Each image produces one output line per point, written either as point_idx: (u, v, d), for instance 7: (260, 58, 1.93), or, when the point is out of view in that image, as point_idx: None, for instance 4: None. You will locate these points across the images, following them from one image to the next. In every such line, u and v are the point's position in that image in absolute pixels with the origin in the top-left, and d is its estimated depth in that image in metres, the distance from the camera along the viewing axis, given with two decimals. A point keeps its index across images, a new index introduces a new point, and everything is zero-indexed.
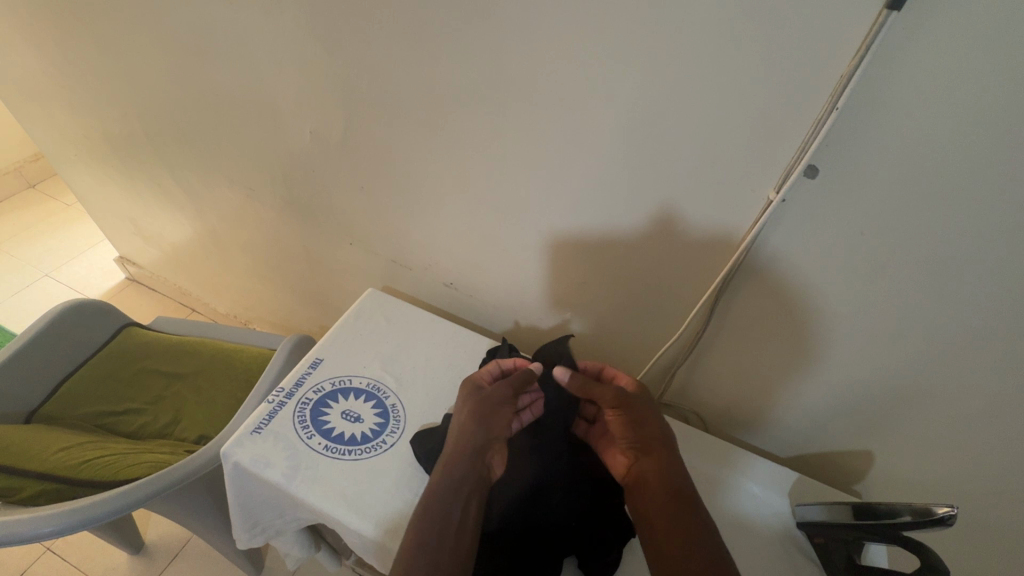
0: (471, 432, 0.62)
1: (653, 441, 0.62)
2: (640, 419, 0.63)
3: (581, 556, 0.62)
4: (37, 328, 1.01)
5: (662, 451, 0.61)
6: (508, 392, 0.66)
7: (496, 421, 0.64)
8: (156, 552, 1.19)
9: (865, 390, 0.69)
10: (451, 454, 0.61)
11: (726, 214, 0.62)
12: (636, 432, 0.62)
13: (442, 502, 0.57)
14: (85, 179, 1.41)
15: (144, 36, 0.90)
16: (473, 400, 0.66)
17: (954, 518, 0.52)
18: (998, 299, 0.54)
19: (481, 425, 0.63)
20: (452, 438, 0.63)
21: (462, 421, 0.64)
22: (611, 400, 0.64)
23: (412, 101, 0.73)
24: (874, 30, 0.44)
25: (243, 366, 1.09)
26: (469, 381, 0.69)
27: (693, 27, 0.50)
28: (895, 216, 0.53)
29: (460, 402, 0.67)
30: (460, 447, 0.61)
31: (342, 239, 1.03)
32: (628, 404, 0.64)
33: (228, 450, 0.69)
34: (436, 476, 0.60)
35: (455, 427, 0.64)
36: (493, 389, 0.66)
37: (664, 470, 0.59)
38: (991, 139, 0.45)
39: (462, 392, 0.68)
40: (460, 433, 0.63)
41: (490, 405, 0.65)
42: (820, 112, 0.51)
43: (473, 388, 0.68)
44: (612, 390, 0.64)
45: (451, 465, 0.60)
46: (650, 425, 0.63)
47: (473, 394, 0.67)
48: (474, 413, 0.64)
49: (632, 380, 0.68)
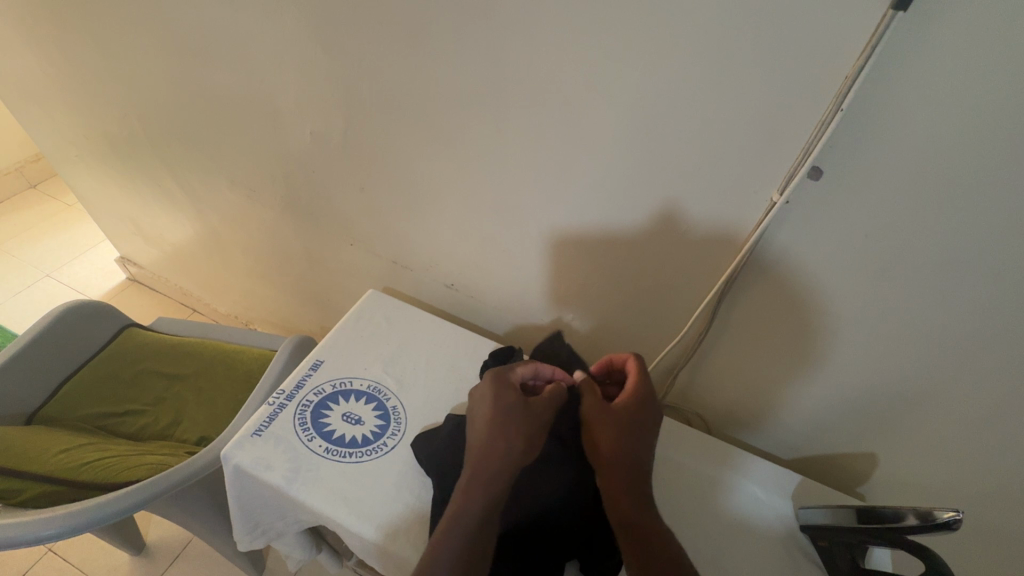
0: (519, 453, 0.59)
1: (612, 454, 0.60)
2: (606, 432, 0.61)
3: (582, 557, 0.63)
4: (36, 329, 1.01)
5: (628, 467, 0.59)
6: (552, 415, 0.63)
7: (540, 443, 0.62)
8: (157, 553, 1.19)
9: (867, 391, 0.69)
10: (494, 473, 0.57)
11: (727, 215, 0.62)
12: (599, 445, 0.61)
13: (475, 522, 0.55)
14: (86, 180, 1.41)
15: (144, 37, 0.90)
16: (522, 414, 0.61)
17: (958, 523, 0.52)
18: (1002, 302, 0.53)
19: (530, 446, 0.60)
20: (496, 453, 0.58)
21: (514, 439, 0.59)
22: (586, 410, 0.64)
23: (412, 103, 0.72)
24: (879, 31, 0.44)
25: (244, 366, 1.09)
26: (509, 386, 0.64)
27: (695, 27, 0.50)
28: (898, 218, 0.53)
29: (498, 408, 0.62)
30: (505, 467, 0.58)
31: (343, 239, 1.03)
32: (602, 414, 0.62)
33: (228, 452, 0.69)
34: (474, 492, 0.56)
35: (498, 440, 0.59)
36: (541, 407, 0.63)
37: (624, 487, 0.58)
38: (994, 140, 0.45)
39: (505, 397, 0.62)
40: (506, 450, 0.59)
41: (538, 426, 0.62)
42: (825, 113, 0.50)
43: (518, 398, 0.62)
44: (590, 397, 0.64)
45: (494, 485, 0.57)
46: (619, 437, 0.61)
47: (522, 406, 0.62)
48: (526, 432, 0.60)
49: (636, 386, 0.64)
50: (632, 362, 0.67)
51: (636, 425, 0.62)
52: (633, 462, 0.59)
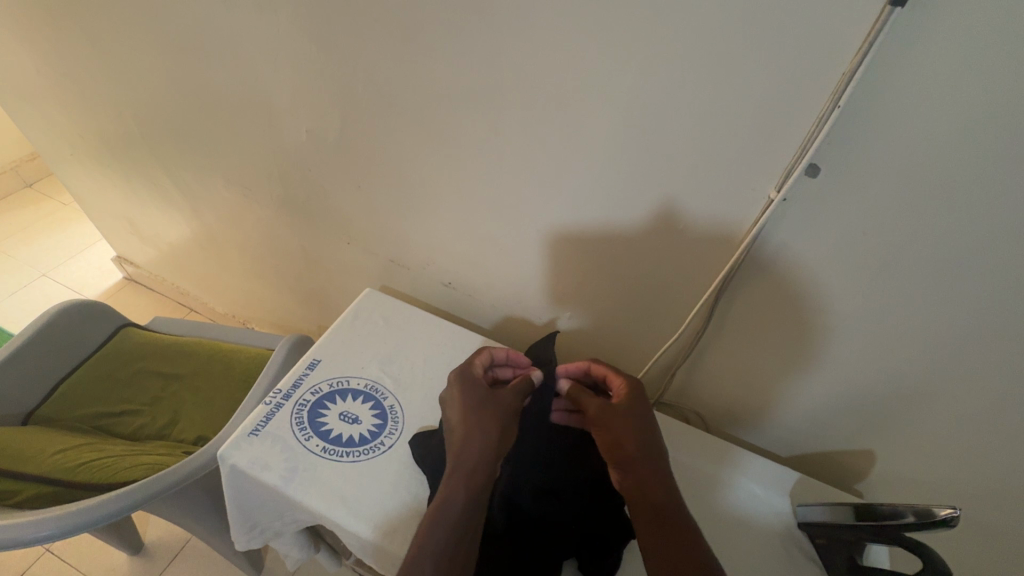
0: (494, 436, 0.61)
1: (634, 449, 0.61)
2: (622, 427, 0.62)
3: (580, 555, 0.62)
4: (32, 329, 1.01)
5: (651, 457, 0.60)
6: (518, 399, 0.67)
7: (512, 426, 0.64)
8: (156, 553, 1.19)
9: (865, 390, 0.69)
10: (475, 460, 0.59)
11: (725, 213, 0.61)
12: (621, 445, 0.61)
13: (459, 510, 0.56)
14: (82, 179, 1.40)
15: (138, 35, 0.89)
16: (491, 403, 0.65)
17: (956, 520, 0.51)
18: (998, 300, 0.53)
19: (502, 429, 0.63)
20: (471, 441, 0.61)
21: (486, 426, 0.62)
22: (593, 413, 0.64)
23: (408, 101, 0.72)
24: (876, 27, 0.43)
25: (241, 366, 1.08)
26: (475, 380, 0.68)
27: (692, 23, 0.50)
28: (896, 214, 0.53)
29: (469, 404, 0.65)
30: (482, 452, 0.60)
31: (340, 238, 1.02)
32: (612, 415, 0.63)
33: (225, 452, 0.69)
34: (454, 482, 0.58)
35: (473, 429, 0.62)
36: (506, 393, 0.66)
37: (655, 477, 0.59)
38: (997, 134, 0.44)
39: (472, 392, 0.66)
40: (478, 437, 0.61)
41: (508, 409, 0.65)
42: (822, 110, 0.50)
43: (483, 391, 0.66)
44: (596, 402, 0.65)
45: (475, 473, 0.58)
46: (632, 431, 0.62)
47: (488, 397, 0.65)
48: (495, 418, 0.63)
49: (624, 385, 0.67)
50: (599, 364, 0.71)
51: (641, 417, 0.64)
52: (655, 451, 0.61)
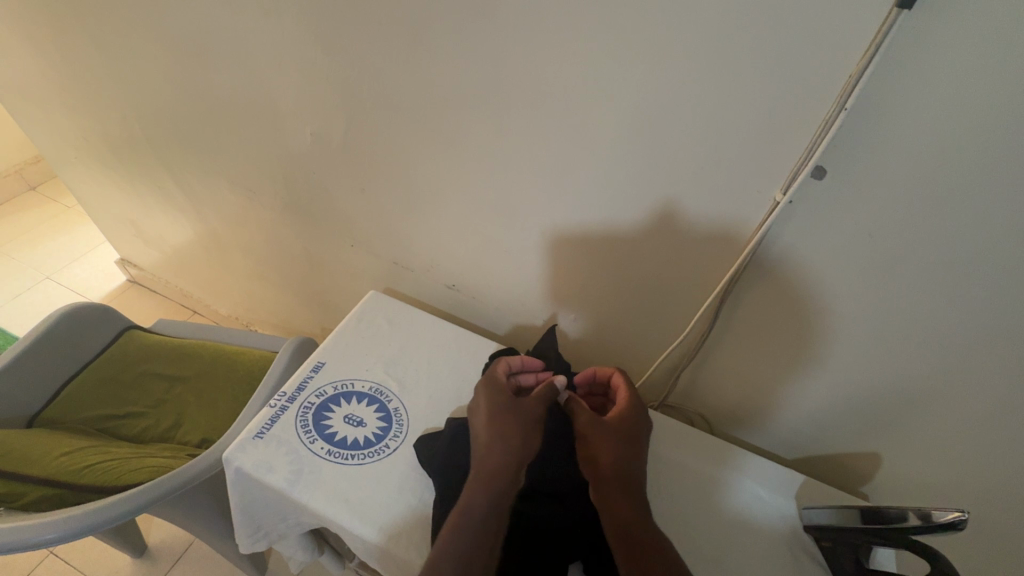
0: (516, 443, 0.62)
1: (607, 463, 0.62)
2: (599, 442, 0.64)
3: (585, 556, 0.61)
4: (36, 332, 1.01)
5: (625, 476, 0.61)
6: (542, 409, 0.67)
7: (535, 433, 0.65)
8: (159, 555, 1.19)
9: (871, 392, 0.68)
10: (497, 466, 0.60)
11: (729, 215, 0.61)
12: (596, 458, 0.63)
13: (480, 513, 0.56)
14: (86, 182, 1.40)
15: (143, 38, 0.90)
16: (512, 411, 0.65)
17: (964, 523, 0.51)
18: (1006, 302, 0.53)
19: (524, 437, 0.63)
20: (493, 448, 0.62)
21: (509, 433, 0.63)
22: (581, 425, 0.66)
23: (413, 104, 0.72)
24: (883, 29, 0.43)
25: (244, 368, 1.09)
26: (499, 387, 0.68)
27: (697, 24, 0.50)
28: (902, 216, 0.52)
29: (492, 413, 0.65)
30: (503, 459, 0.61)
31: (344, 240, 1.02)
32: (596, 429, 0.65)
33: (230, 455, 0.69)
34: (476, 487, 0.59)
35: (494, 437, 0.63)
36: (530, 402, 0.67)
37: (624, 487, 0.60)
38: (1007, 134, 0.44)
39: (496, 398, 0.67)
40: (502, 444, 0.62)
41: (530, 418, 0.66)
42: (829, 112, 0.50)
43: (505, 399, 0.67)
44: (586, 417, 0.66)
45: (498, 477, 0.59)
46: (611, 447, 0.63)
47: (512, 405, 0.66)
48: (517, 426, 0.64)
49: (627, 398, 0.69)
50: (617, 377, 0.72)
51: (631, 436, 0.65)
52: (631, 466, 0.63)
